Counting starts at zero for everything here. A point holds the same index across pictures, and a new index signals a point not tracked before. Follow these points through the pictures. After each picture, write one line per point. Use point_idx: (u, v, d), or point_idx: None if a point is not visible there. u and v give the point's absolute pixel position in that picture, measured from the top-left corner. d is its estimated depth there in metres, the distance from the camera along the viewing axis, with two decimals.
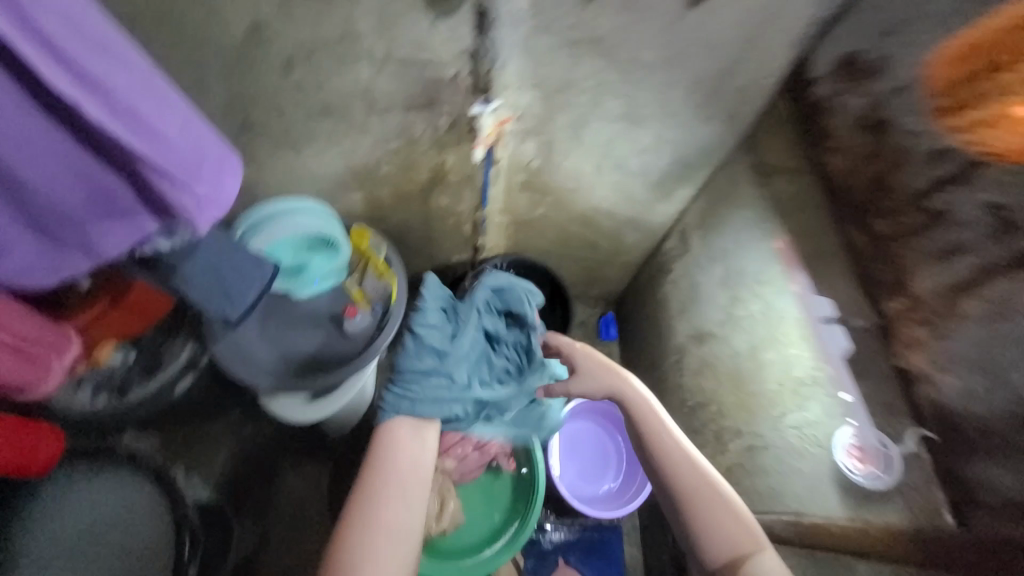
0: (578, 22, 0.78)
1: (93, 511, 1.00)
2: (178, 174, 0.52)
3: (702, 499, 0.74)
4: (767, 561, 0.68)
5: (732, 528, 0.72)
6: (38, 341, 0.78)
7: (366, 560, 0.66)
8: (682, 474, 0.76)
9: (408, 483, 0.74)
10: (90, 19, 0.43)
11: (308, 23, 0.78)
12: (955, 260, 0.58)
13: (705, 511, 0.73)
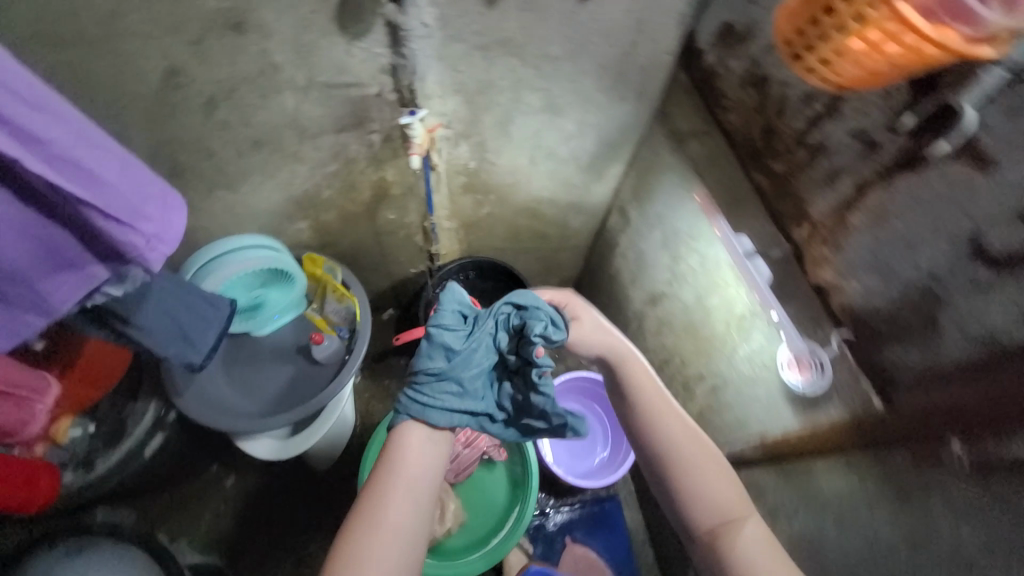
0: (484, 27, 0.85)
1: None
2: (124, 213, 0.55)
3: (689, 458, 0.77)
4: (750, 530, 0.72)
5: (721, 490, 0.75)
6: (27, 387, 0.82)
7: (369, 558, 0.67)
8: (668, 436, 0.78)
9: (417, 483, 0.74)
10: (19, 80, 0.45)
11: (225, 62, 0.80)
12: (837, 183, 0.68)
13: (694, 479, 0.75)
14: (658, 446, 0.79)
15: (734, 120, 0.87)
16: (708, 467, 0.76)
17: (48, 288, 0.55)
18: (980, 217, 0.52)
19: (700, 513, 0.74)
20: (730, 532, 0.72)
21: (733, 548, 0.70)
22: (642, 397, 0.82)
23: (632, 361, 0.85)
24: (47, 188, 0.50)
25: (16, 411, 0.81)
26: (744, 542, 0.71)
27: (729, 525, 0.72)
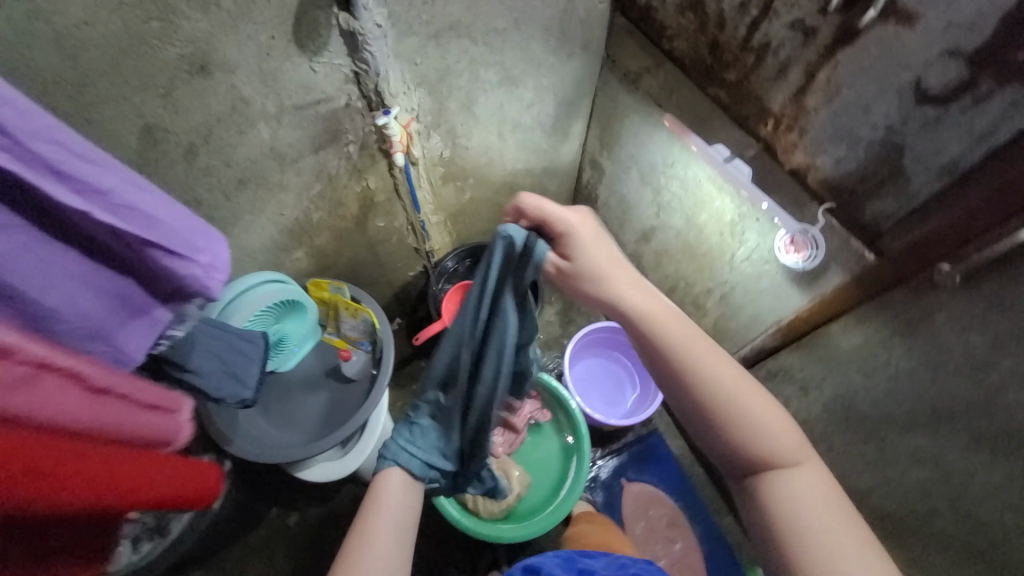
0: (431, 16, 0.89)
1: None
2: (181, 249, 0.49)
3: (732, 406, 0.58)
4: (802, 478, 0.58)
5: (770, 429, 0.58)
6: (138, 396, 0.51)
7: None
8: (701, 382, 0.58)
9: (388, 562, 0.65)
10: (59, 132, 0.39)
11: (199, 107, 0.81)
12: (788, 74, 0.75)
13: (743, 427, 0.58)
14: (686, 393, 0.59)
15: (681, 46, 0.94)
16: (757, 404, 0.58)
17: (122, 342, 0.50)
18: (917, 65, 0.59)
19: (742, 456, 0.59)
20: (779, 475, 0.58)
21: (779, 497, 0.57)
22: (674, 341, 0.59)
23: (640, 305, 0.59)
24: (109, 235, 0.45)
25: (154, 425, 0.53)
26: (794, 480, 0.58)
27: (777, 469, 0.58)
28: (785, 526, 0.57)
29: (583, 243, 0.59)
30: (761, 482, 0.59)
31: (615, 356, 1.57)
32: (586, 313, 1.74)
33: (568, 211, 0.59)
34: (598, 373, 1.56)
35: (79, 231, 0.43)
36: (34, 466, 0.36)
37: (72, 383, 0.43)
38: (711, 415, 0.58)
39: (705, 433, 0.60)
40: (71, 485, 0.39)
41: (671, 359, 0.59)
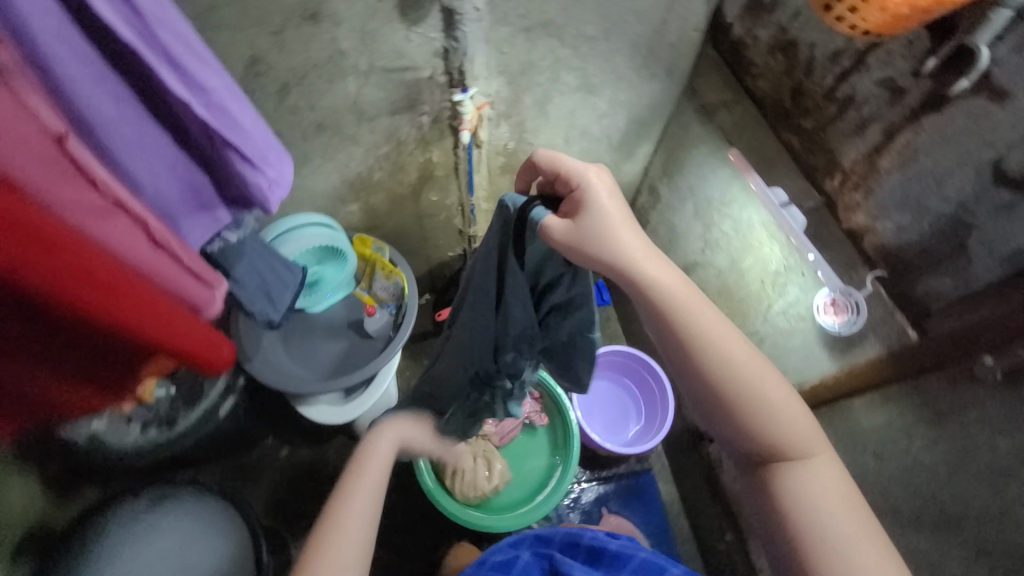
0: (527, 10, 0.93)
1: (160, 537, 1.01)
2: (255, 159, 0.54)
3: (735, 389, 0.61)
4: (807, 471, 0.62)
5: (789, 413, 0.62)
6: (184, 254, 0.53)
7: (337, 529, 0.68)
8: (710, 360, 0.61)
9: (359, 517, 0.72)
10: (184, 28, 0.44)
11: (302, 51, 0.89)
12: (867, 130, 0.73)
13: (747, 416, 0.61)
14: (695, 372, 0.62)
15: (764, 86, 0.93)
16: (774, 395, 0.62)
17: (184, 227, 0.57)
18: (1001, 143, 0.57)
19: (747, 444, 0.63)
20: (796, 469, 0.62)
21: (793, 489, 0.61)
22: (687, 316, 0.61)
23: (652, 274, 0.60)
24: (200, 130, 0.50)
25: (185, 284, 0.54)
26: (811, 476, 0.61)
27: (801, 461, 0.62)
28: (797, 525, 0.60)
29: (592, 195, 0.59)
30: (771, 474, 0.63)
31: (628, 385, 1.53)
32: (610, 335, 1.72)
33: (580, 166, 0.61)
34: (606, 395, 1.54)
35: (177, 118, 0.49)
36: (36, 237, 0.39)
37: (129, 222, 0.47)
38: (719, 394, 0.61)
39: (710, 414, 0.64)
40: (66, 270, 0.42)
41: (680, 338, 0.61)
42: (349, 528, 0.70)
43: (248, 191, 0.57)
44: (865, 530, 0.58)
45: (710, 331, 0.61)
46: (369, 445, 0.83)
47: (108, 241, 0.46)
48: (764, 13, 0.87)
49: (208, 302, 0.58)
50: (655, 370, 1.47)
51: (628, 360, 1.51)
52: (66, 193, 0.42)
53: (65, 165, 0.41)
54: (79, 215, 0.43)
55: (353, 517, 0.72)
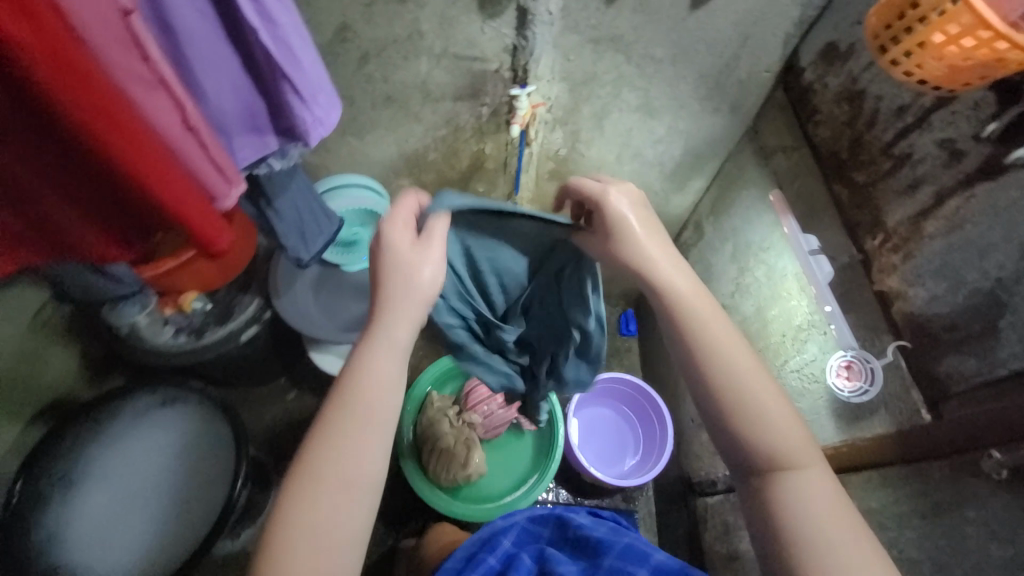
0: (600, 22, 0.95)
1: (150, 432, 1.14)
2: (304, 96, 0.61)
3: (732, 394, 0.58)
4: (811, 480, 0.56)
5: (778, 415, 0.58)
6: (212, 144, 0.58)
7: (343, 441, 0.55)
8: (713, 363, 0.59)
9: (378, 388, 0.57)
10: None
11: (386, 25, 0.96)
12: (918, 191, 0.70)
13: (746, 424, 0.58)
14: (698, 374, 0.60)
15: (824, 134, 0.90)
16: (766, 395, 0.58)
17: (237, 143, 0.65)
18: None
19: (745, 455, 0.58)
20: (785, 480, 0.57)
21: (785, 502, 0.56)
22: (694, 315, 0.60)
23: (670, 280, 0.61)
24: (263, 56, 0.57)
25: (205, 171, 0.59)
26: (808, 491, 0.56)
27: (784, 472, 0.57)
28: (795, 544, 0.54)
29: (608, 204, 0.61)
30: (767, 483, 0.58)
31: (630, 417, 1.49)
32: (625, 364, 1.68)
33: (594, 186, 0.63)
34: (606, 423, 1.49)
35: (246, 43, 0.57)
36: (77, 71, 0.42)
37: (170, 101, 0.52)
38: (721, 400, 0.59)
39: (710, 424, 0.61)
40: (98, 112, 0.45)
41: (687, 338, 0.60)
42: (365, 405, 0.56)
43: (294, 123, 0.64)
44: (864, 560, 0.52)
45: (727, 347, 0.60)
46: (414, 269, 0.59)
47: (145, 109, 0.51)
48: (838, 60, 0.84)
49: (223, 195, 0.62)
50: (659, 407, 1.42)
51: (635, 392, 1.46)
52: (115, 54, 0.46)
53: (123, 34, 0.46)
54: (125, 80, 0.48)
55: (369, 384, 0.57)
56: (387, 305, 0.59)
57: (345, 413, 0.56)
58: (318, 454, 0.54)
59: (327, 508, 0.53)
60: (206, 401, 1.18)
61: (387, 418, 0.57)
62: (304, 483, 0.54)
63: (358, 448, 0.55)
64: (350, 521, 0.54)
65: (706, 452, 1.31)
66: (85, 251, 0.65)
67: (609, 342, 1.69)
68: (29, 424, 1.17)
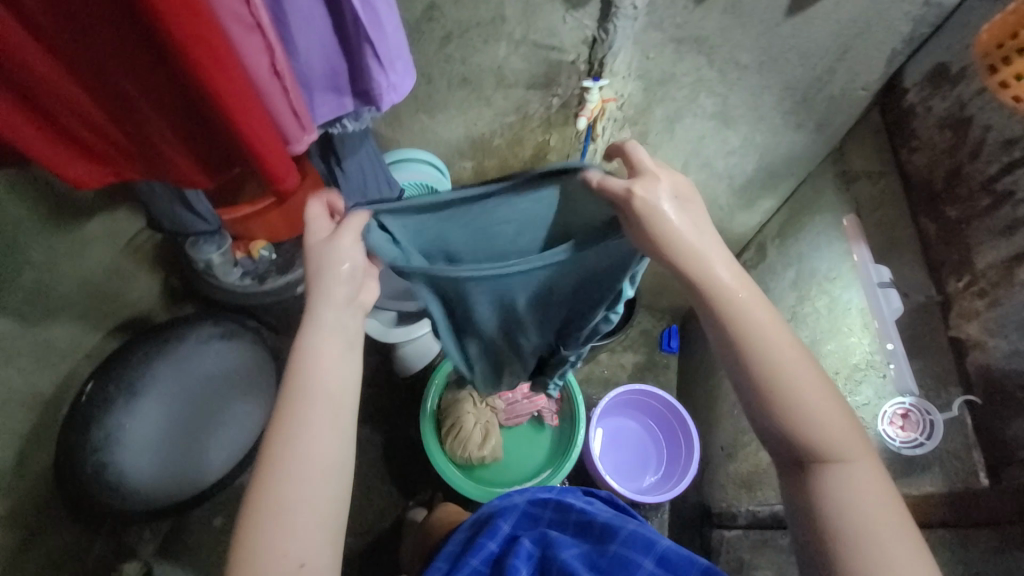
0: (685, 21, 0.92)
1: (175, 367, 1.23)
2: (383, 59, 0.65)
3: (787, 385, 0.53)
4: (847, 476, 0.53)
5: (826, 391, 0.54)
6: (293, 90, 0.63)
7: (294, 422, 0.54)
8: (763, 347, 0.54)
9: (333, 366, 0.56)
10: None
11: (471, 7, 0.98)
12: (1014, 234, 0.65)
13: (798, 417, 0.53)
14: (745, 367, 0.54)
15: (919, 161, 0.82)
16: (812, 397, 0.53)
17: (317, 100, 0.70)
18: None
19: (791, 447, 0.54)
20: (826, 468, 0.53)
21: (828, 491, 0.52)
22: (734, 302, 0.55)
23: (709, 265, 0.54)
24: (352, 18, 0.61)
25: (282, 112, 0.64)
26: (853, 480, 0.52)
27: (826, 467, 0.53)
28: (838, 534, 0.51)
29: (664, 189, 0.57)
30: (818, 472, 0.53)
31: (656, 434, 1.44)
32: (660, 380, 1.62)
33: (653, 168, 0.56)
34: (630, 435, 1.45)
35: (337, 4, 0.61)
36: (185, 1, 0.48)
37: (264, 47, 0.57)
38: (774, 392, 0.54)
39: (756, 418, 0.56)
40: (199, 43, 0.51)
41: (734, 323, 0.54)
42: (318, 388, 0.55)
43: (371, 86, 0.68)
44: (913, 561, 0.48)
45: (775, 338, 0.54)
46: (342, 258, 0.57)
47: (239, 49, 0.56)
48: (946, 84, 0.77)
49: (297, 140, 0.67)
50: (687, 428, 1.36)
51: (665, 409, 1.41)
52: None
53: None
54: (226, 20, 0.53)
55: (324, 363, 0.56)
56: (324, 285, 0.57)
57: (302, 393, 0.55)
58: (282, 437, 0.53)
59: (297, 484, 0.52)
60: (261, 345, 1.31)
61: (333, 389, 0.56)
62: (269, 466, 0.53)
63: (322, 428, 0.54)
64: (325, 498, 0.53)
65: (732, 485, 1.24)
66: (172, 171, 0.74)
67: (647, 354, 1.64)
68: (110, 332, 1.32)
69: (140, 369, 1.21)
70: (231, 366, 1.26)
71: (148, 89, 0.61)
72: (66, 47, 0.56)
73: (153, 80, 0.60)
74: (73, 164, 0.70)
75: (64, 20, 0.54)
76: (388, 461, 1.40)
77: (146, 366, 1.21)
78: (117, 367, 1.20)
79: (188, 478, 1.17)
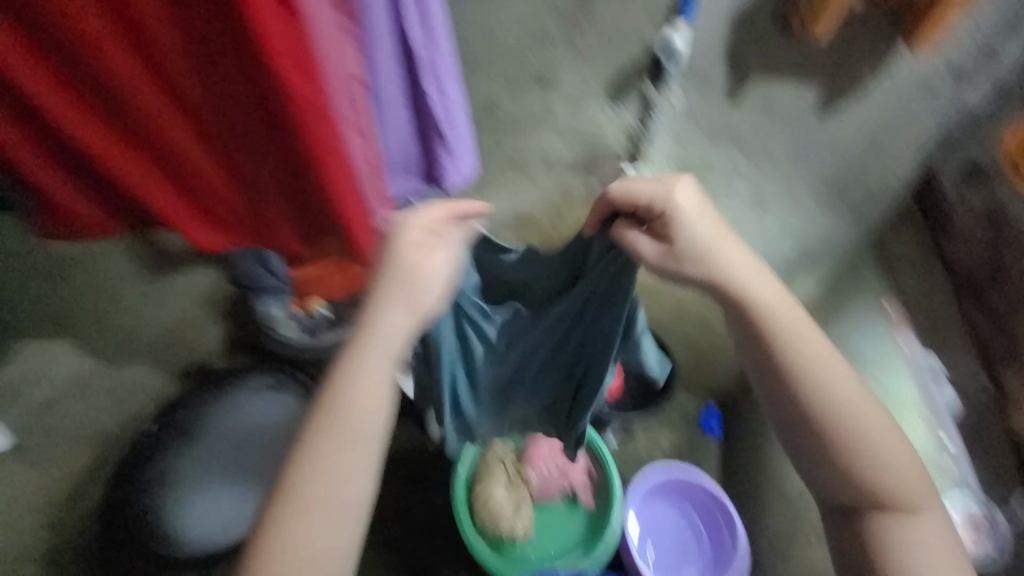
0: (719, 117, 1.02)
1: (229, 414, 1.27)
2: (451, 150, 0.76)
3: (859, 453, 0.51)
4: (915, 529, 0.52)
5: (881, 440, 0.51)
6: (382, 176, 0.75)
7: (316, 460, 0.48)
8: (827, 402, 0.51)
9: (365, 405, 0.49)
10: (448, 59, 0.68)
11: (525, 102, 1.10)
12: None
13: (869, 486, 0.51)
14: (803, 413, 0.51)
15: None
16: (879, 434, 0.52)
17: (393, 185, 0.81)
18: None
19: (851, 528, 0.53)
20: (894, 548, 0.51)
21: (894, 540, 0.51)
22: (783, 328, 0.52)
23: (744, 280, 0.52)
24: (429, 120, 0.73)
25: (374, 195, 0.76)
26: (929, 557, 0.51)
27: (892, 515, 0.51)
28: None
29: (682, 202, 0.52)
30: (883, 556, 0.52)
31: (695, 525, 1.33)
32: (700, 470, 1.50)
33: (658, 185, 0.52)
34: (666, 524, 1.34)
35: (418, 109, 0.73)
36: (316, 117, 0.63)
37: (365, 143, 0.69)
38: (837, 457, 0.51)
39: (817, 479, 0.53)
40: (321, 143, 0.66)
41: (793, 361, 0.52)
42: (349, 421, 0.49)
43: (439, 171, 0.79)
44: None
45: (828, 372, 0.52)
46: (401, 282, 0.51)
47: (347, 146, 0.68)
48: (982, 180, 0.89)
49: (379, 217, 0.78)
50: (729, 515, 1.30)
51: (704, 495, 1.33)
52: (341, 105, 0.64)
53: (351, 92, 0.64)
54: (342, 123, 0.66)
55: (357, 400, 0.49)
56: (376, 319, 0.51)
57: (327, 437, 0.48)
58: (299, 484, 0.47)
59: (305, 546, 0.46)
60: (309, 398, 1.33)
61: (372, 427, 0.49)
62: (286, 517, 0.47)
63: (344, 475, 0.48)
64: (331, 559, 0.47)
65: None
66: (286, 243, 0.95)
67: (686, 440, 1.50)
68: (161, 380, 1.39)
69: (199, 412, 1.26)
70: (280, 415, 1.28)
71: (282, 187, 0.86)
72: (216, 140, 0.83)
73: (287, 180, 0.85)
74: (201, 233, 0.98)
75: (232, 133, 0.81)
76: (406, 538, 1.32)
77: (204, 410, 1.27)
78: (180, 410, 1.27)
79: (222, 529, 1.17)
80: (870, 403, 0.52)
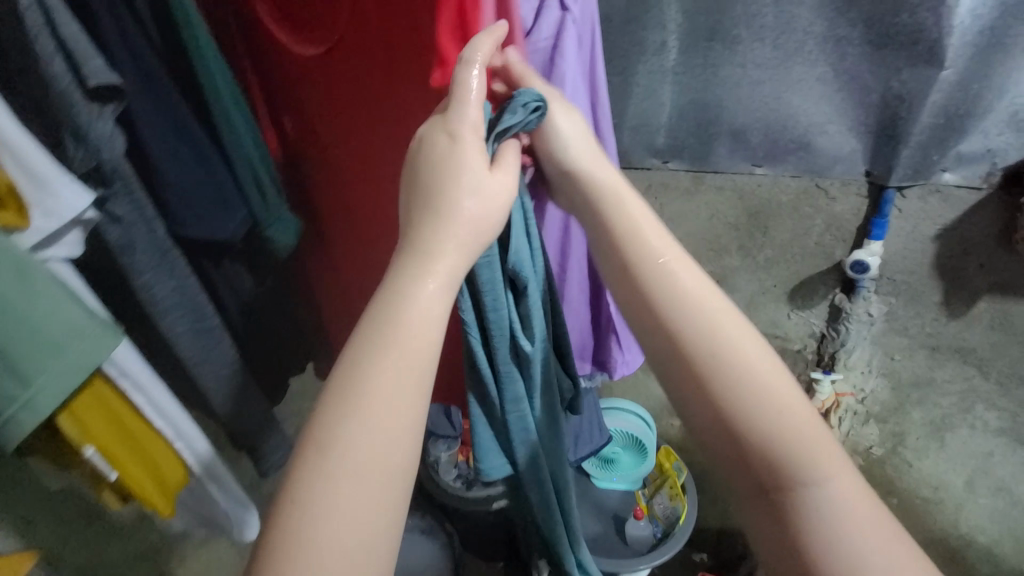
0: (938, 330, 0.95)
1: None
2: (624, 341, 0.77)
3: (745, 393, 0.44)
4: (817, 489, 0.41)
5: (751, 364, 0.44)
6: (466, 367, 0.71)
7: (360, 386, 0.39)
8: (679, 319, 0.46)
9: (416, 329, 0.41)
10: None
11: None
12: None
13: (735, 405, 0.44)
14: (671, 337, 0.46)
15: None
16: (768, 373, 0.44)
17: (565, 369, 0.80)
18: None
19: (750, 474, 0.43)
20: (797, 488, 0.42)
21: (807, 514, 0.41)
22: (633, 230, 0.48)
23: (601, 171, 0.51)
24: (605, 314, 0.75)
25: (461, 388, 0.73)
26: (833, 504, 0.41)
27: (796, 485, 0.42)
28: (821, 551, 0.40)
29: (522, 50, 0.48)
30: (791, 497, 0.42)
31: None
32: None
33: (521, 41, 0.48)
34: None
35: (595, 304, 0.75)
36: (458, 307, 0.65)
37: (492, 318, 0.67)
38: (704, 377, 0.45)
39: (703, 428, 0.45)
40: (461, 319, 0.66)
41: (637, 265, 0.48)
42: (402, 340, 0.40)
43: (610, 360, 0.79)
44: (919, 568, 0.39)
45: (696, 292, 0.46)
46: (466, 188, 0.44)
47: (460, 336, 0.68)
48: None
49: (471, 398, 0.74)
50: None
51: None
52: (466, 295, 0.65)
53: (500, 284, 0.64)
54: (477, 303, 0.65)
55: (414, 318, 0.41)
56: (442, 225, 0.44)
57: (378, 364, 0.40)
58: (337, 420, 0.39)
59: (342, 493, 0.37)
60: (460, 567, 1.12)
61: (424, 354, 0.41)
62: (316, 461, 0.37)
63: (388, 413, 0.39)
64: (386, 505, 0.38)
65: None
66: None
67: None
68: None
69: None
70: None
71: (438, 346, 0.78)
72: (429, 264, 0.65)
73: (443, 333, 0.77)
74: None
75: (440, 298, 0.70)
76: None
77: None
78: None
79: None
80: (735, 319, 0.46)
